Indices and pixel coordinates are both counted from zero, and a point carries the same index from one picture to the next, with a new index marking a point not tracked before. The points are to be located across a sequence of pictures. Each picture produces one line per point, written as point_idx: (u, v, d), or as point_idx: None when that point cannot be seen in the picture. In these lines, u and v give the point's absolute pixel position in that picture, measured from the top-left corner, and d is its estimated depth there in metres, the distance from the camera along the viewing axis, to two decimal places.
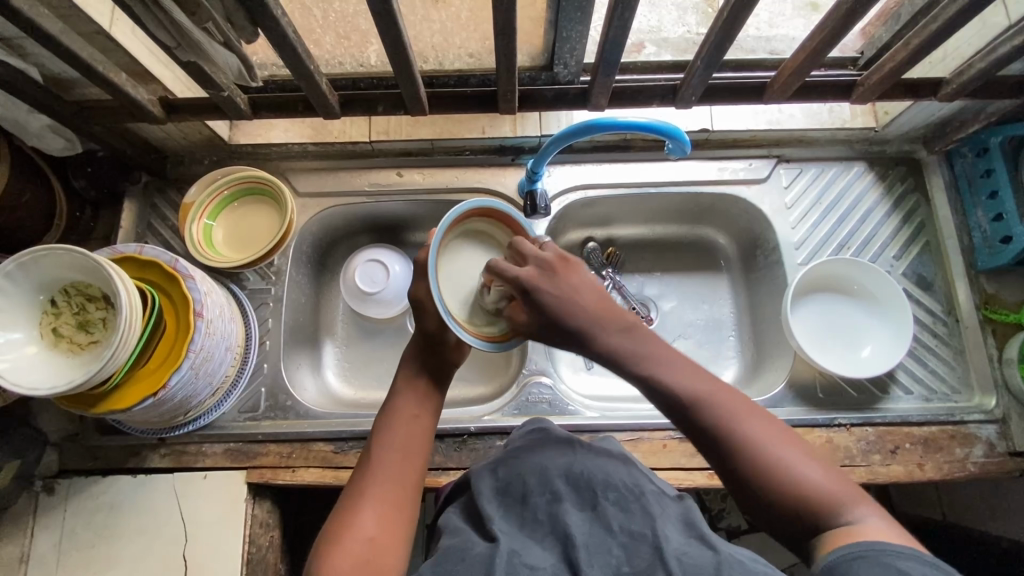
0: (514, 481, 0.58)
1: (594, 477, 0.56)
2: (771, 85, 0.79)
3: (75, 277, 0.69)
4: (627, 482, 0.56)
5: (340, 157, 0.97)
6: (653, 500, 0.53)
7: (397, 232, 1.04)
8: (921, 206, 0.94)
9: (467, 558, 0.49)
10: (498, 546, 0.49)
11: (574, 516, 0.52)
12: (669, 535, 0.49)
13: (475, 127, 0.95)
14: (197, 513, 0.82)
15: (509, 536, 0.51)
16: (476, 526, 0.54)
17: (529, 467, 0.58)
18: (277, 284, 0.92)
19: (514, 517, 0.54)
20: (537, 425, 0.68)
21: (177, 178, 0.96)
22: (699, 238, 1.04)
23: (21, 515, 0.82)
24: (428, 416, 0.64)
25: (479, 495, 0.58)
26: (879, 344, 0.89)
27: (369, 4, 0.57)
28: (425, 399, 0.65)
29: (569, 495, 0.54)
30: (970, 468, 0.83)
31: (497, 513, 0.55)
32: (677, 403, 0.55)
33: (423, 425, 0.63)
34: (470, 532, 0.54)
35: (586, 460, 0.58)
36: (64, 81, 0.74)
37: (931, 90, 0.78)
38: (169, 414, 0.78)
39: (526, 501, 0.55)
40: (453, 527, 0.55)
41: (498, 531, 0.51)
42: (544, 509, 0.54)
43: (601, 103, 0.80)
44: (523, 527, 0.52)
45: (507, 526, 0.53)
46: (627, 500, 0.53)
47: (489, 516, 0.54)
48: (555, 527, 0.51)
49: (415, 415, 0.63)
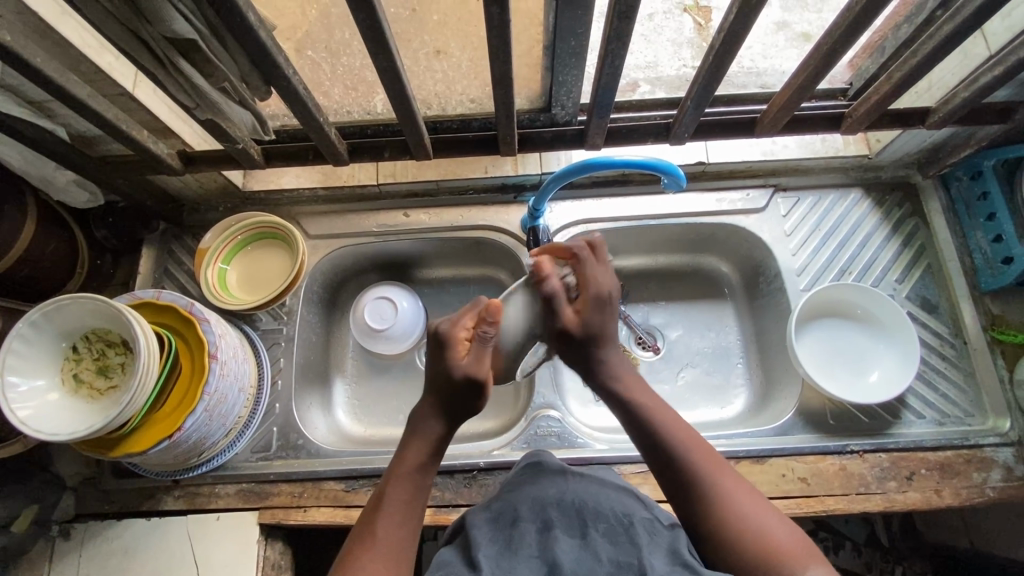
0: (507, 509, 0.58)
1: (585, 506, 0.56)
2: (761, 120, 0.81)
3: (95, 324, 0.72)
4: (617, 511, 0.56)
5: (349, 200, 1.00)
6: (643, 529, 0.54)
7: (405, 270, 1.07)
8: (921, 229, 0.95)
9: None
10: None
11: (562, 543, 0.52)
12: (654, 564, 0.50)
13: (478, 168, 0.98)
14: (209, 554, 0.82)
15: (495, 563, 0.51)
16: (465, 557, 0.54)
17: (521, 497, 0.58)
18: (289, 324, 0.95)
19: (502, 542, 0.54)
20: (533, 457, 0.66)
21: (192, 224, 1.00)
22: (702, 267, 1.06)
23: (37, 561, 0.83)
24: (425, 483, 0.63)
25: (470, 525, 0.57)
26: (887, 369, 0.88)
27: (375, 61, 0.61)
28: (425, 469, 0.63)
29: (558, 522, 0.55)
30: (989, 494, 0.81)
31: (487, 540, 0.54)
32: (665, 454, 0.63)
33: (421, 491, 0.62)
34: (459, 565, 0.53)
35: (578, 489, 0.58)
36: (90, 139, 0.79)
37: (918, 118, 0.81)
38: (183, 456, 0.79)
39: (515, 526, 0.55)
40: (442, 561, 0.54)
41: (484, 561, 0.51)
42: (534, 536, 0.54)
43: (597, 143, 0.83)
44: (510, 551, 0.52)
45: (492, 552, 0.53)
46: (617, 527, 0.54)
47: (478, 543, 0.54)
48: (544, 552, 0.52)
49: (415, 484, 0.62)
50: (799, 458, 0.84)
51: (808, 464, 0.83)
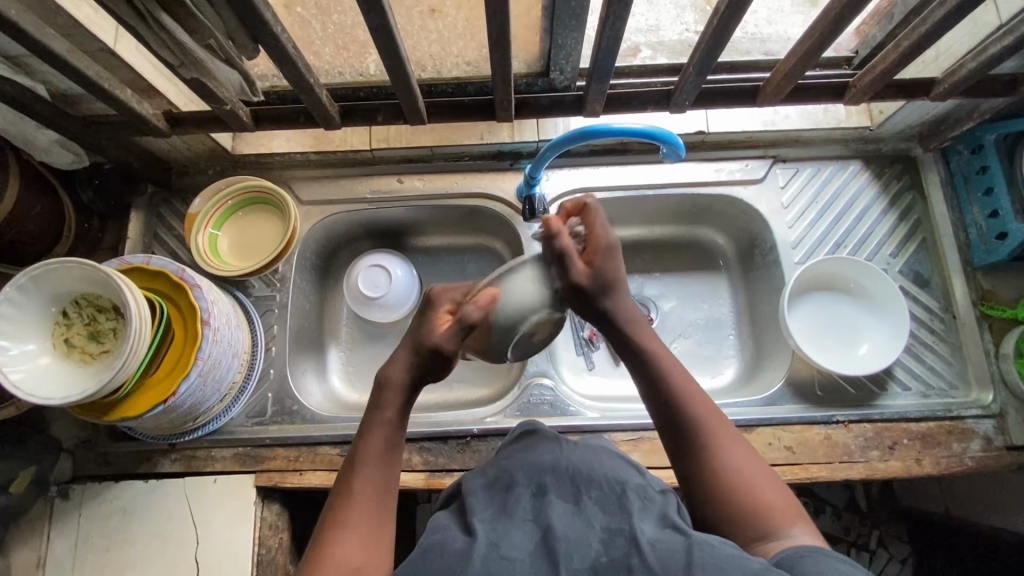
0: (503, 474, 0.59)
1: (578, 472, 0.57)
2: (764, 89, 0.79)
3: (85, 289, 0.71)
4: (610, 477, 0.57)
5: (342, 164, 0.98)
6: (634, 495, 0.55)
7: (400, 238, 1.06)
8: (918, 203, 0.95)
9: (448, 551, 0.50)
10: (479, 540, 0.50)
11: (555, 508, 0.53)
12: (645, 529, 0.50)
13: (474, 134, 0.96)
14: (207, 515, 0.84)
15: (489, 527, 0.52)
16: (462, 521, 0.55)
17: (517, 463, 0.59)
18: (282, 292, 0.94)
19: (498, 507, 0.55)
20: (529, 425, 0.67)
21: (182, 188, 0.98)
22: (698, 238, 1.05)
23: (37, 520, 0.84)
24: (397, 434, 0.62)
25: (467, 491, 0.58)
26: (876, 343, 0.89)
27: (368, 19, 0.59)
28: (393, 422, 0.61)
29: (553, 488, 0.55)
30: (968, 463, 0.83)
31: (483, 505, 0.56)
32: (674, 409, 0.64)
33: (394, 443, 0.61)
34: (456, 528, 0.54)
35: (572, 456, 0.59)
36: (71, 97, 0.76)
37: (924, 90, 0.79)
38: (179, 420, 0.80)
39: (510, 492, 0.56)
40: (438, 525, 0.56)
41: (479, 525, 0.52)
42: (528, 500, 0.55)
43: (596, 110, 0.81)
44: (505, 516, 0.53)
45: (488, 515, 0.54)
46: (609, 493, 0.55)
47: (474, 509, 0.55)
48: (538, 518, 0.52)
49: (387, 439, 0.61)
50: (786, 428, 0.86)
51: (794, 433, 0.85)
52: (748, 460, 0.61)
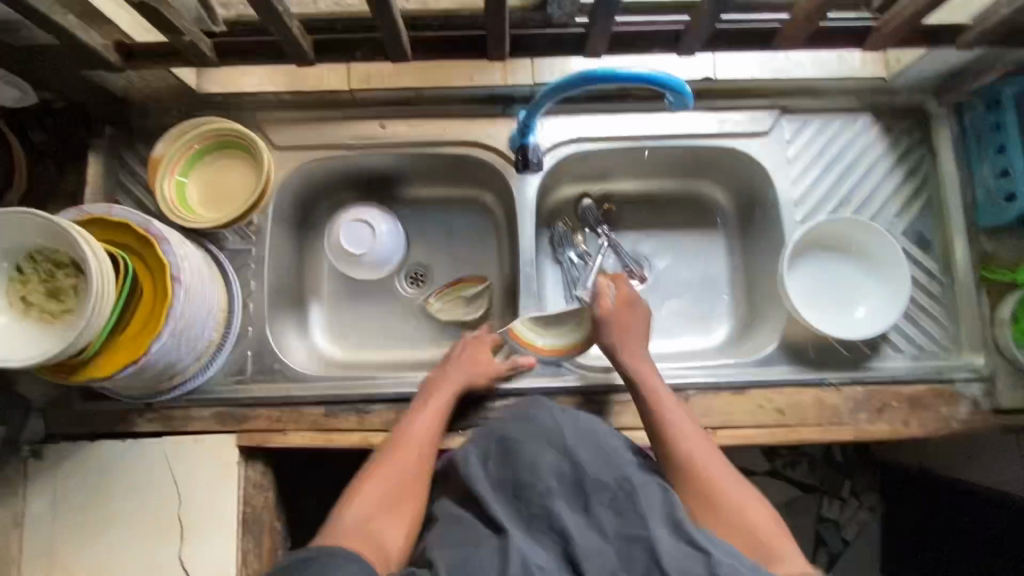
0: (522, 476, 0.67)
1: (588, 476, 0.65)
2: (782, 30, 0.73)
3: (40, 243, 0.65)
4: (619, 479, 0.65)
5: (319, 107, 0.90)
6: (642, 495, 0.63)
7: (384, 188, 0.99)
8: (926, 160, 0.91)
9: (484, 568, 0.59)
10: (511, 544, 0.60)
11: (569, 515, 0.63)
12: (660, 539, 0.59)
13: (463, 75, 0.89)
14: (189, 475, 0.82)
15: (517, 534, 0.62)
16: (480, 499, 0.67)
17: (533, 465, 0.67)
18: (258, 244, 0.89)
19: (518, 509, 0.65)
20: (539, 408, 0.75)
21: (142, 129, 0.89)
22: (696, 194, 1.01)
23: (10, 480, 0.82)
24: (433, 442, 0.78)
25: (485, 488, 0.68)
26: (874, 306, 0.88)
27: None
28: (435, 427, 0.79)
29: (566, 495, 0.65)
30: (954, 426, 0.84)
31: (506, 509, 0.66)
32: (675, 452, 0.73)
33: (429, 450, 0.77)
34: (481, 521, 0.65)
35: (582, 456, 0.67)
36: (5, 22, 0.67)
37: (949, 37, 0.74)
38: (153, 380, 0.76)
39: (529, 492, 0.66)
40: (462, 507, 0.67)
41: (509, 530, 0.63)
42: (547, 503, 0.64)
43: (599, 51, 0.74)
44: (527, 516, 0.64)
45: (514, 523, 0.64)
46: (617, 495, 0.64)
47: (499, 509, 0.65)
48: (556, 523, 0.63)
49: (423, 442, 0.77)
50: (778, 390, 0.85)
51: (786, 395, 0.85)
52: (740, 489, 0.70)
